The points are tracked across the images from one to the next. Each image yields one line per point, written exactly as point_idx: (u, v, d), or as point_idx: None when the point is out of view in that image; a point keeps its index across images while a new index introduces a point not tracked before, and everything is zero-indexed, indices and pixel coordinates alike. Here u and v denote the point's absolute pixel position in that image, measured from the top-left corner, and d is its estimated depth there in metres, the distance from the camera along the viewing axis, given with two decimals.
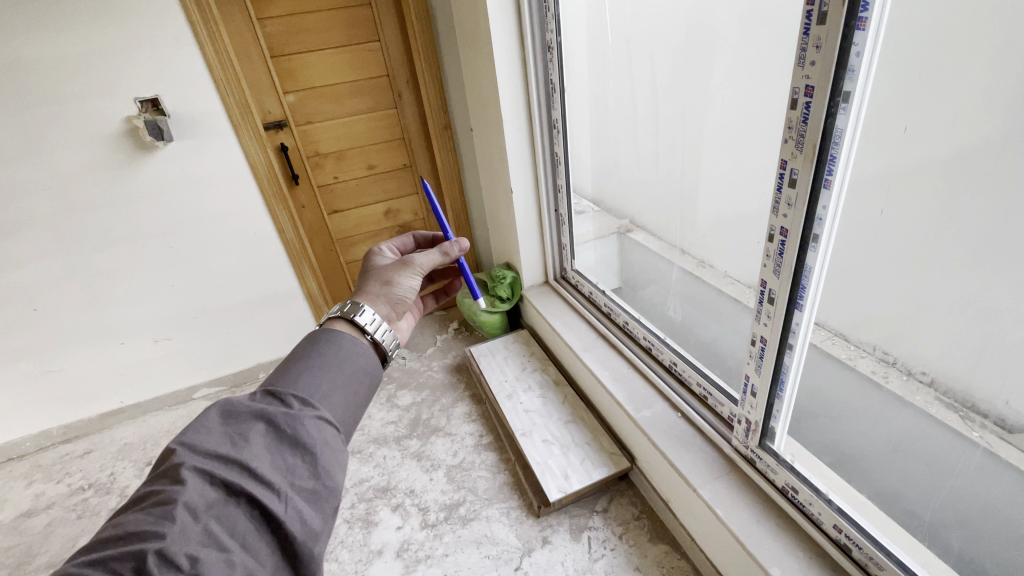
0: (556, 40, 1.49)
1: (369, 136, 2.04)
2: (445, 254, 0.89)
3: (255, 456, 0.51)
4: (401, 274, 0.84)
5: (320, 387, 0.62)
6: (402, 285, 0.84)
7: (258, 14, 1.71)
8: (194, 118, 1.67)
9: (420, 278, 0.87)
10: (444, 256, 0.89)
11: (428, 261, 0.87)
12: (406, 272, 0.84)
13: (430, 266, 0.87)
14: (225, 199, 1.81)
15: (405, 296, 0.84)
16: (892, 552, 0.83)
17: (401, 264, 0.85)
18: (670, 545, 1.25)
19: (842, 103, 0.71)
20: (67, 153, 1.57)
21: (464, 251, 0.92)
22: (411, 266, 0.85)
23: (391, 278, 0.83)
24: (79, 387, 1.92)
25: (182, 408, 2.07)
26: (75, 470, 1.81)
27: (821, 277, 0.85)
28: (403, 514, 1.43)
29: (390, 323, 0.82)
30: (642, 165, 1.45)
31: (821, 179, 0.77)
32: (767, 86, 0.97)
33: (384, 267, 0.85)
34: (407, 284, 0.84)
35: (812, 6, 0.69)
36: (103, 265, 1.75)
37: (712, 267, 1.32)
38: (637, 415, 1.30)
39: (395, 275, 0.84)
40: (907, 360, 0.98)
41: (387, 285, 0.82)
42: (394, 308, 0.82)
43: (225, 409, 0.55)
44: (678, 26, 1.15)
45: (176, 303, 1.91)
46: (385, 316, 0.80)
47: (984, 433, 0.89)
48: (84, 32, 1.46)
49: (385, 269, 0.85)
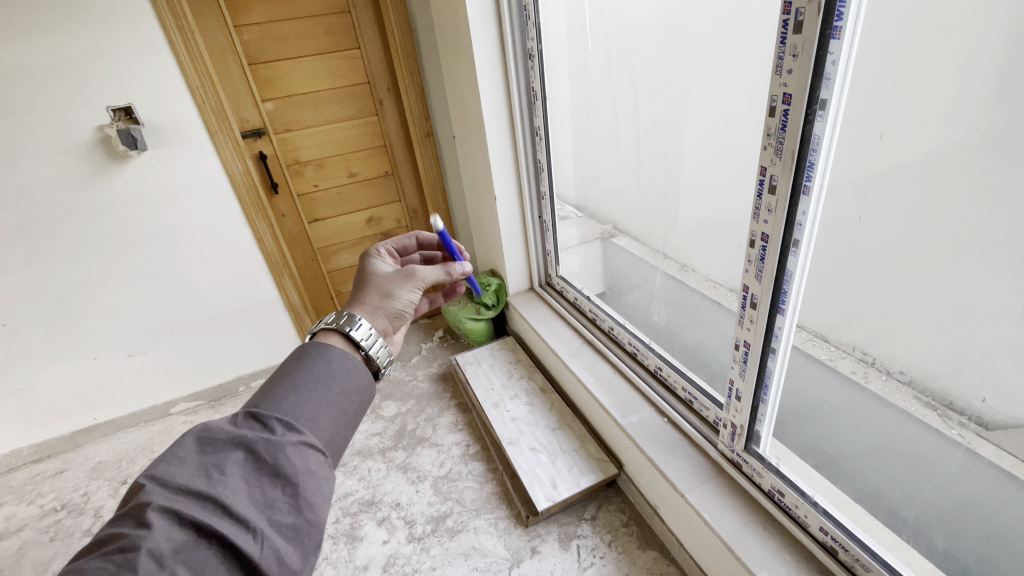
0: (537, 48, 1.50)
1: (349, 143, 2.02)
2: (449, 273, 0.89)
3: (230, 491, 0.50)
4: (403, 287, 0.83)
5: (305, 408, 0.60)
6: (402, 298, 0.83)
7: (235, 20, 1.68)
8: (169, 126, 1.63)
9: (420, 292, 0.86)
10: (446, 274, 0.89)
11: (431, 275, 0.86)
12: (407, 286, 0.83)
13: (432, 280, 0.87)
14: (202, 208, 1.78)
15: (403, 310, 0.83)
16: (878, 554, 0.84)
17: (404, 276, 0.83)
18: (659, 552, 1.25)
19: (818, 111, 0.72)
20: (35, 163, 1.52)
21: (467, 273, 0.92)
22: (414, 279, 0.84)
23: (392, 290, 0.82)
24: (50, 404, 1.86)
25: (158, 423, 2.01)
26: (47, 490, 1.75)
27: (802, 282, 0.86)
28: (389, 528, 1.41)
29: (387, 337, 0.80)
30: (624, 171, 1.47)
31: (800, 185, 0.78)
32: (746, 94, 0.98)
33: (385, 277, 0.83)
34: (407, 297, 0.83)
35: (788, 15, 0.70)
36: (75, 278, 1.70)
37: (693, 272, 1.33)
38: (624, 421, 1.29)
39: (396, 288, 0.82)
40: (886, 360, 1.00)
41: (388, 297, 0.81)
42: (392, 322, 0.81)
43: (202, 437, 0.53)
44: (656, 33, 1.16)
45: (152, 316, 1.86)
46: (383, 330, 0.79)
47: (963, 431, 0.89)
48: (52, 39, 1.42)
49: (386, 279, 0.83)
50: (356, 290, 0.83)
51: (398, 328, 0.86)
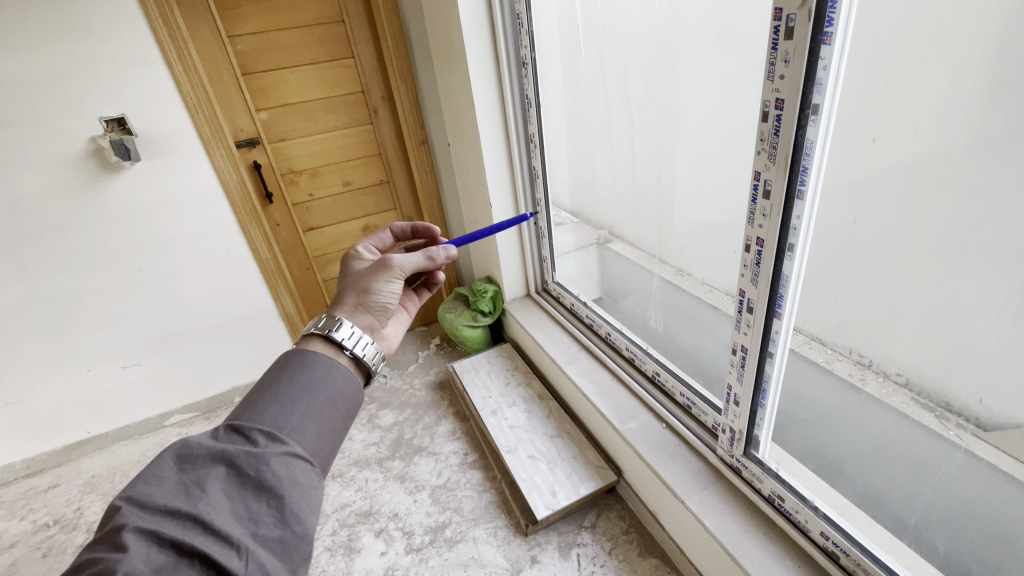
0: (530, 56, 1.51)
1: (344, 152, 2.01)
2: (430, 258, 0.85)
3: (212, 508, 0.49)
4: (379, 280, 0.80)
5: (289, 419, 0.59)
6: (381, 290, 0.81)
7: (229, 30, 1.68)
8: (162, 137, 1.63)
9: (402, 282, 0.83)
10: (429, 260, 0.85)
11: (409, 263, 0.82)
12: (384, 278, 0.80)
13: (410, 267, 0.83)
14: (197, 218, 1.77)
15: (386, 302, 0.81)
16: (879, 559, 0.83)
17: (379, 268, 0.81)
18: (660, 559, 1.24)
19: (811, 115, 0.73)
20: (28, 175, 1.51)
21: (452, 258, 0.88)
22: (390, 270, 0.81)
23: (369, 286, 0.80)
24: (43, 417, 1.84)
25: (153, 435, 1.99)
26: (40, 505, 1.72)
27: (798, 285, 0.86)
28: (387, 539, 1.39)
29: (375, 333, 0.79)
30: (619, 178, 1.47)
31: (794, 190, 0.78)
32: (738, 100, 0.99)
33: (362, 273, 0.82)
34: (386, 289, 0.81)
35: (779, 21, 0.71)
36: (68, 290, 1.69)
37: (689, 275, 1.33)
38: (623, 428, 1.29)
39: (373, 283, 0.80)
40: (883, 362, 0.99)
41: (365, 294, 0.80)
42: (376, 318, 0.80)
43: (180, 455, 0.52)
44: (649, 41, 1.16)
45: (146, 327, 1.85)
46: (367, 326, 0.78)
47: (961, 432, 0.88)
48: (45, 51, 1.42)
49: (363, 275, 0.81)
50: (338, 291, 0.83)
51: (389, 322, 0.84)
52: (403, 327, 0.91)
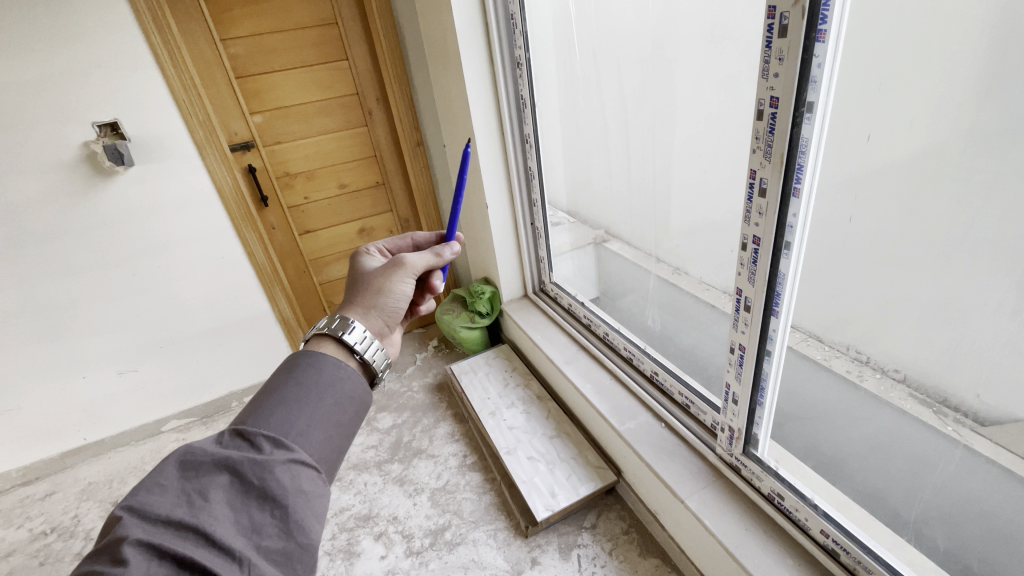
0: (525, 56, 1.49)
1: (339, 154, 2.00)
2: (437, 255, 0.85)
3: (214, 519, 0.49)
4: (394, 279, 0.80)
5: (295, 423, 0.59)
6: (395, 292, 0.80)
7: (222, 34, 1.67)
8: (157, 141, 1.62)
9: (412, 282, 0.82)
10: (435, 257, 0.86)
11: (420, 261, 0.83)
12: (398, 277, 0.80)
13: (422, 267, 0.83)
14: (192, 222, 1.76)
15: (396, 305, 0.81)
16: (880, 556, 0.83)
17: (394, 268, 0.80)
18: (660, 559, 1.24)
19: (806, 114, 0.72)
20: (21, 182, 1.50)
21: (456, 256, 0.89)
22: (404, 270, 0.81)
23: (383, 286, 0.79)
24: (39, 424, 1.83)
25: (149, 442, 1.98)
26: (37, 513, 1.71)
27: (795, 284, 0.86)
28: (387, 543, 1.39)
29: (383, 337, 0.78)
30: (615, 178, 1.47)
31: (791, 188, 0.78)
32: (733, 100, 0.99)
33: (373, 274, 0.81)
34: (398, 287, 0.81)
35: (773, 19, 0.71)
36: (63, 296, 1.68)
37: (687, 275, 1.33)
38: (621, 427, 1.29)
39: (387, 283, 0.80)
40: (880, 359, 1.01)
41: (379, 294, 0.79)
42: (387, 322, 0.79)
43: (183, 461, 0.52)
44: (642, 40, 1.17)
45: (141, 333, 1.84)
46: (377, 330, 0.77)
47: (958, 427, 0.89)
48: (36, 56, 1.41)
49: (377, 274, 0.81)
50: (350, 288, 0.81)
51: (395, 327, 0.83)
52: (405, 335, 0.90)
